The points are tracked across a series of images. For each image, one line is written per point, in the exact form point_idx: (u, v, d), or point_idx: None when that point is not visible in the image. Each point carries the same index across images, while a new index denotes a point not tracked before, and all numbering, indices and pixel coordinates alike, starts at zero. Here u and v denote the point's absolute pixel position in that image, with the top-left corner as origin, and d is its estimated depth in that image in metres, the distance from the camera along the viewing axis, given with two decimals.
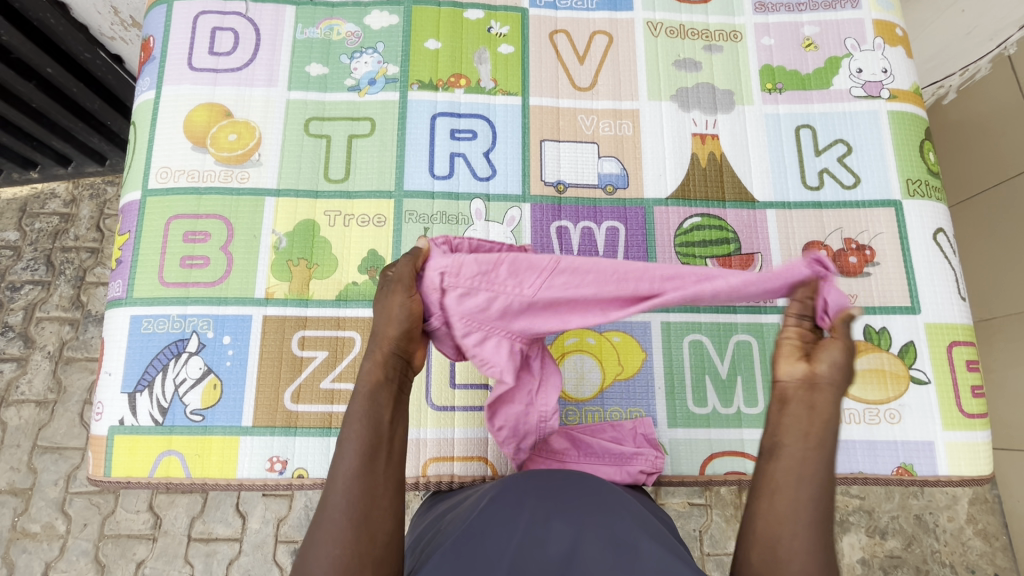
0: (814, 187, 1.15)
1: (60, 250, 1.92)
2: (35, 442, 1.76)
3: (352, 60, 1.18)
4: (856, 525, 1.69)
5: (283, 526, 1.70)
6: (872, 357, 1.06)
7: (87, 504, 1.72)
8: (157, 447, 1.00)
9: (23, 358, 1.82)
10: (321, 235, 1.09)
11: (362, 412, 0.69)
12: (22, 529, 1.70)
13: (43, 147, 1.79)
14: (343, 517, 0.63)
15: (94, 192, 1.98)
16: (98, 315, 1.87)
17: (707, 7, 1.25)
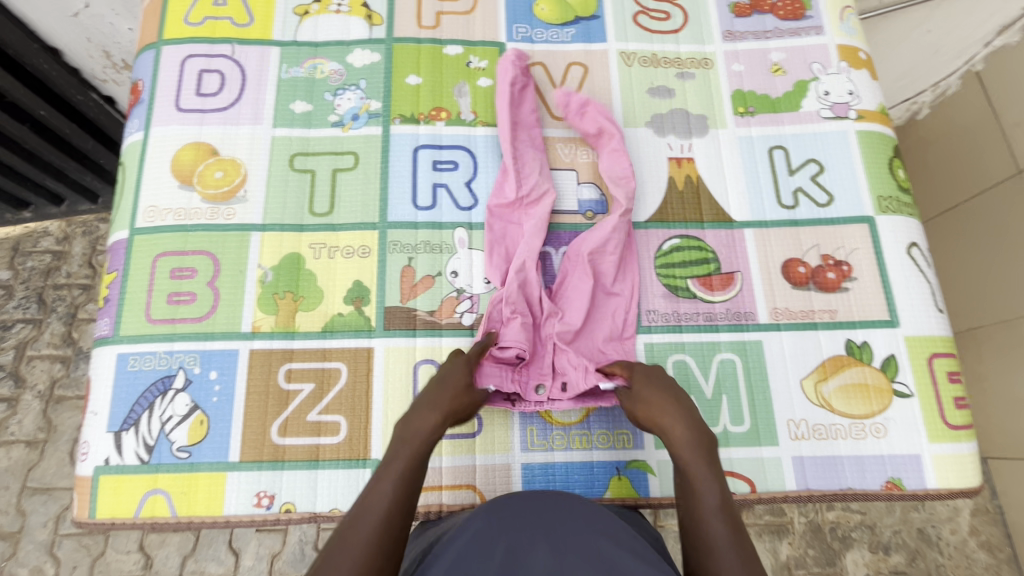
0: (789, 206, 1.17)
1: (52, 288, 1.93)
2: (24, 483, 1.74)
3: (335, 97, 1.21)
4: (859, 540, 1.67)
5: (277, 562, 1.67)
6: (854, 371, 1.07)
7: (77, 546, 1.69)
8: (143, 486, 0.99)
9: (13, 398, 1.81)
10: (307, 268, 1.10)
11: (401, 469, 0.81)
12: (9, 574, 1.66)
13: (37, 187, 1.81)
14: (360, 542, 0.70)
15: (87, 230, 2.00)
16: (90, 352, 1.87)
17: (678, 37, 1.29)
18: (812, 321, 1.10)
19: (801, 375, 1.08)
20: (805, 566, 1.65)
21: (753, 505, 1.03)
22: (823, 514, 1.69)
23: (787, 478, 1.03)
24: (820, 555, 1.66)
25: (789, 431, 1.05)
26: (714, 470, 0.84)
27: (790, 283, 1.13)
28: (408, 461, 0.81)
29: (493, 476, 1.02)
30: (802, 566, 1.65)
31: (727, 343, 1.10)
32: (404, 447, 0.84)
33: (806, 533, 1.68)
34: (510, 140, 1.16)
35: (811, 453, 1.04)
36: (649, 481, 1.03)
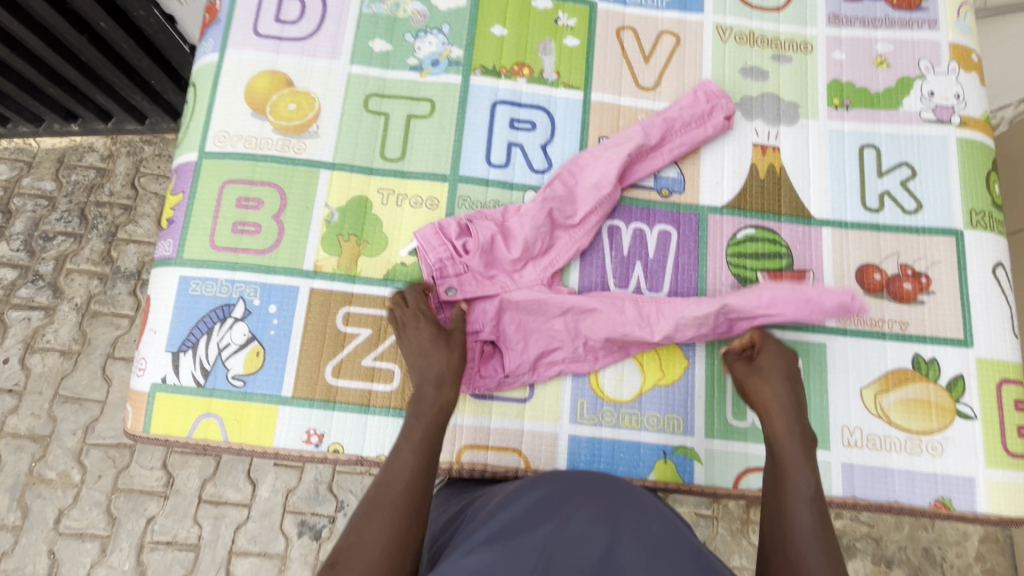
0: (874, 208, 1.12)
1: (94, 204, 1.94)
2: (56, 391, 1.79)
3: (416, 39, 1.17)
4: (862, 551, 1.68)
5: (292, 497, 1.73)
6: (918, 386, 1.04)
7: (103, 456, 1.75)
8: (198, 408, 1.00)
9: (51, 308, 1.85)
10: (373, 213, 1.08)
11: (403, 486, 0.78)
12: (38, 475, 1.73)
13: (87, 101, 1.81)
14: (368, 556, 0.71)
15: (131, 150, 2.00)
16: (127, 272, 1.89)
17: (779, 15, 1.22)
18: (881, 331, 1.07)
19: (862, 383, 1.05)
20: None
21: None
22: (830, 521, 1.69)
23: (834, 483, 1.02)
24: None
25: (842, 437, 1.03)
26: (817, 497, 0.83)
27: (863, 288, 1.09)
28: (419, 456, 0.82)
29: (539, 443, 1.02)
30: None
31: (789, 341, 1.07)
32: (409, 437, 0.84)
33: None
34: (603, 149, 1.10)
35: (861, 462, 1.02)
36: (694, 468, 1.02)
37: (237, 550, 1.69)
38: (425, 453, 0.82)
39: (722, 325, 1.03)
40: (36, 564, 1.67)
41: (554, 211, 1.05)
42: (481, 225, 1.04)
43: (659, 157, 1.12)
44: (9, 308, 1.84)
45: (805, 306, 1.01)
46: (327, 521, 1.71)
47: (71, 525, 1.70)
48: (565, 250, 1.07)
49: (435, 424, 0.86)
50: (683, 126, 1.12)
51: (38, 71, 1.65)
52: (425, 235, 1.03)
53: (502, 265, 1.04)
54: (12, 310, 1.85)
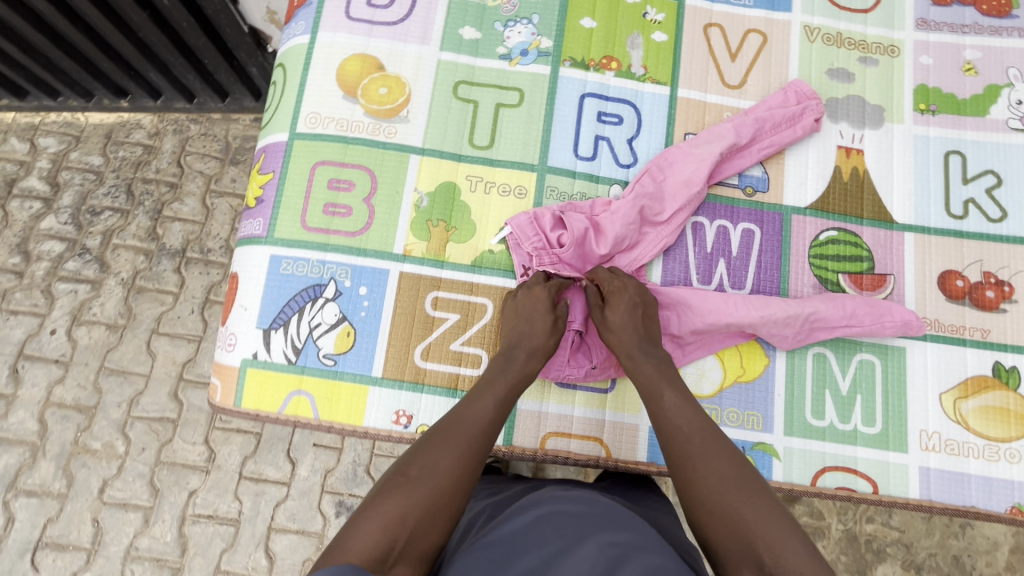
0: (957, 215, 1.13)
1: (141, 180, 1.96)
2: (102, 362, 1.82)
3: (505, 28, 1.17)
4: (892, 556, 1.67)
5: (330, 477, 1.75)
6: (998, 394, 1.05)
7: (146, 430, 1.78)
8: (289, 385, 1.02)
9: (97, 281, 1.88)
10: (461, 199, 1.09)
11: (478, 428, 0.86)
12: (83, 445, 1.76)
13: (139, 78, 1.88)
14: (435, 480, 0.78)
15: (177, 128, 2.00)
16: (172, 250, 1.91)
17: (867, 17, 1.21)
18: (962, 337, 1.08)
19: (941, 389, 1.06)
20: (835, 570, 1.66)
21: (872, 505, 1.03)
22: (861, 524, 1.68)
23: (910, 486, 1.03)
24: (852, 562, 1.67)
25: (920, 441, 1.04)
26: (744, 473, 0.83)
27: (945, 294, 1.09)
28: (495, 403, 0.90)
29: (621, 433, 1.03)
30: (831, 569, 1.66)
31: (868, 344, 1.08)
32: (492, 387, 0.92)
33: (841, 540, 1.68)
34: (691, 148, 1.10)
35: (939, 466, 1.03)
36: (773, 465, 1.03)
37: (276, 526, 1.72)
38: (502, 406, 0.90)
39: (804, 332, 1.04)
40: (80, 532, 1.71)
41: (644, 208, 1.06)
42: (574, 217, 1.03)
43: (747, 157, 1.12)
44: (57, 280, 1.87)
45: (880, 319, 1.05)
46: None
47: (115, 495, 1.73)
48: (652, 248, 1.07)
49: (516, 385, 0.93)
50: (773, 126, 1.12)
51: (96, 46, 1.72)
52: (519, 224, 1.05)
53: (591, 258, 1.05)
54: (60, 282, 1.88)
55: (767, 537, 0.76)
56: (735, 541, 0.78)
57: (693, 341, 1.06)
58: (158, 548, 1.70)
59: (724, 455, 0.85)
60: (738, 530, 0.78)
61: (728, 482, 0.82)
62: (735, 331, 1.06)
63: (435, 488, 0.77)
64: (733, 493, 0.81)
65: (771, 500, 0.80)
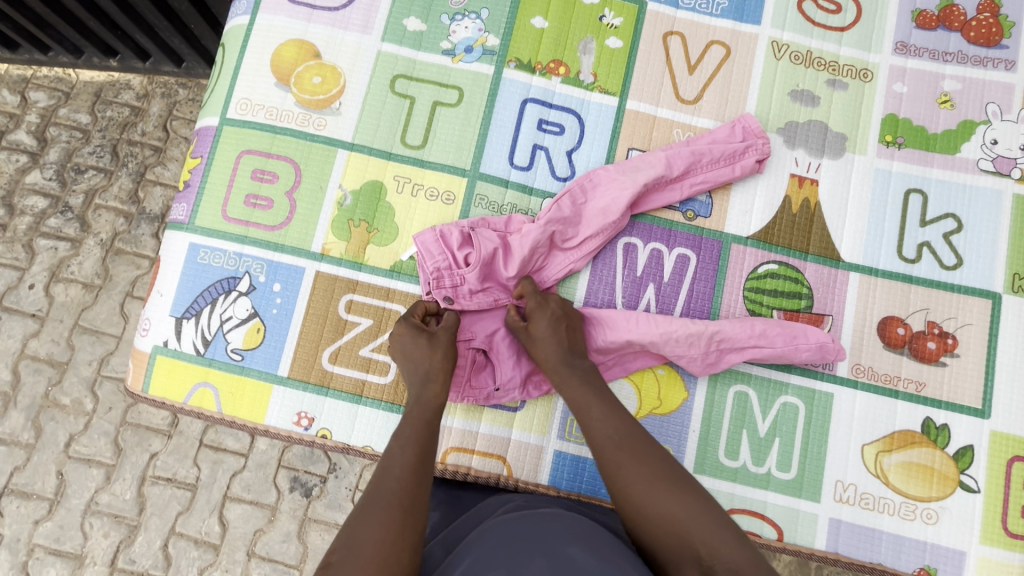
0: (909, 259, 1.06)
1: (126, 142, 1.95)
2: (76, 321, 1.84)
3: (452, 22, 1.12)
4: None
5: (287, 453, 1.76)
6: (923, 452, 1.00)
7: (115, 390, 1.80)
8: (195, 376, 1.02)
9: (77, 240, 1.89)
10: (386, 201, 1.06)
11: (397, 479, 0.78)
12: (53, 399, 1.79)
13: (126, 39, 1.83)
14: (366, 555, 0.69)
15: (166, 91, 1.98)
16: (152, 215, 1.91)
17: (842, 36, 1.13)
18: (894, 389, 1.02)
19: (865, 440, 1.01)
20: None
21: (776, 552, 1.00)
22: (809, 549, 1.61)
23: (818, 536, 0.99)
24: None
25: (834, 492, 1.00)
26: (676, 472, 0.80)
27: (883, 341, 1.04)
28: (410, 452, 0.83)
29: (525, 454, 1.01)
30: None
31: (794, 386, 1.03)
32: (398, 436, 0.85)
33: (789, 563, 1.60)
34: (617, 173, 1.04)
35: (850, 520, 0.99)
36: None
37: (231, 495, 1.74)
38: (417, 447, 0.83)
39: (713, 355, 1.00)
40: (44, 482, 1.75)
41: (557, 232, 1.01)
42: (483, 236, 1.01)
43: (677, 190, 1.06)
44: (38, 236, 1.88)
45: (793, 342, 0.99)
46: (318, 482, 1.75)
47: (81, 451, 1.76)
48: (561, 270, 1.03)
49: (421, 423, 0.87)
50: (712, 161, 1.05)
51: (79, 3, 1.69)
52: (424, 242, 1.01)
53: (500, 280, 1.02)
54: (41, 238, 1.89)
55: (702, 535, 0.74)
56: (674, 543, 0.75)
57: (603, 366, 1.02)
58: (117, 505, 1.73)
59: (654, 460, 0.81)
60: (674, 531, 0.75)
61: (665, 484, 0.78)
62: (645, 351, 1.02)
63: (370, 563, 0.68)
64: (664, 495, 0.77)
65: (704, 497, 0.78)
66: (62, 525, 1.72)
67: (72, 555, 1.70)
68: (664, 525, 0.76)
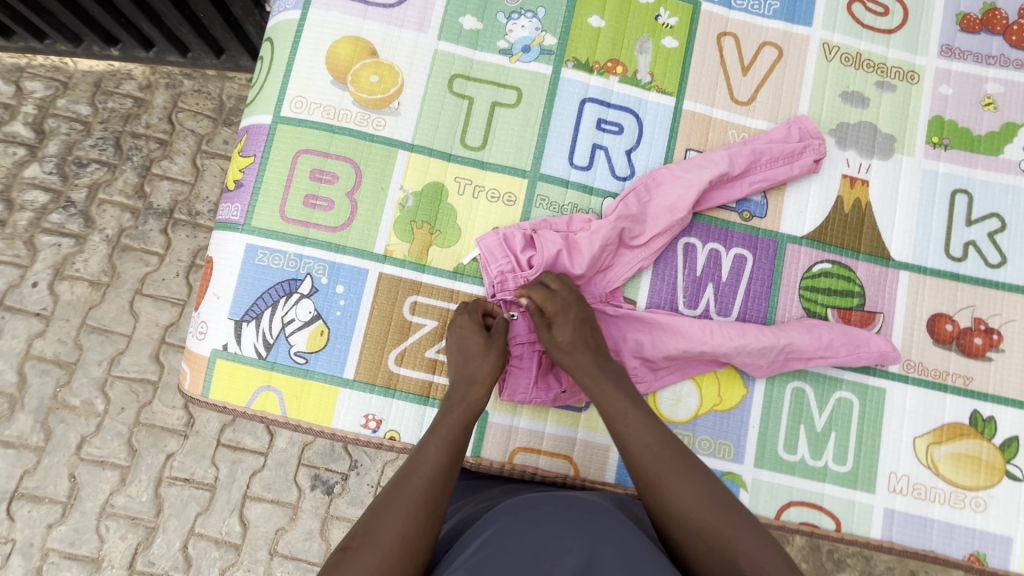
0: (956, 257, 1.10)
1: (130, 134, 1.79)
2: (83, 320, 1.69)
3: (508, 21, 1.10)
4: (852, 566, 1.60)
5: (308, 451, 1.67)
6: (971, 443, 1.04)
7: (127, 389, 1.68)
8: (257, 380, 1.00)
9: (81, 236, 1.73)
10: (448, 202, 1.05)
11: (422, 475, 0.77)
12: (62, 400, 1.66)
13: (131, 27, 1.72)
14: (383, 548, 0.69)
15: (171, 82, 1.84)
16: (160, 210, 1.76)
17: (890, 39, 1.15)
18: (943, 383, 1.06)
19: (916, 433, 1.05)
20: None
21: (833, 542, 1.04)
22: None
23: (873, 526, 1.03)
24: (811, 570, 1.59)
25: (888, 483, 1.04)
26: (711, 483, 0.78)
27: (933, 337, 1.08)
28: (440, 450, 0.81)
29: (592, 452, 1.02)
30: None
31: (849, 382, 1.06)
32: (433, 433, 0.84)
33: (803, 547, 1.61)
34: (679, 172, 1.05)
35: (903, 509, 1.04)
36: (739, 494, 1.03)
37: (252, 495, 1.64)
38: (447, 449, 0.81)
39: (779, 363, 1.02)
40: (56, 486, 1.62)
41: (623, 230, 1.02)
42: (547, 238, 1.00)
43: (737, 188, 1.07)
44: (40, 232, 1.72)
45: (856, 350, 1.02)
46: (340, 479, 1.66)
47: (93, 452, 1.64)
48: (626, 269, 1.04)
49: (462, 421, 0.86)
50: (770, 161, 1.07)
51: None
52: (488, 244, 1.02)
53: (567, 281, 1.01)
54: (42, 235, 1.72)
55: (743, 549, 0.71)
56: (716, 561, 0.72)
57: (667, 366, 1.04)
58: (133, 507, 1.62)
59: (689, 470, 0.79)
60: (715, 544, 0.73)
61: (702, 496, 0.76)
62: (709, 358, 1.03)
63: (383, 560, 0.67)
64: (713, 515, 0.74)
65: (742, 512, 0.76)
66: (76, 528, 1.60)
67: (88, 559, 1.59)
68: (704, 538, 0.74)
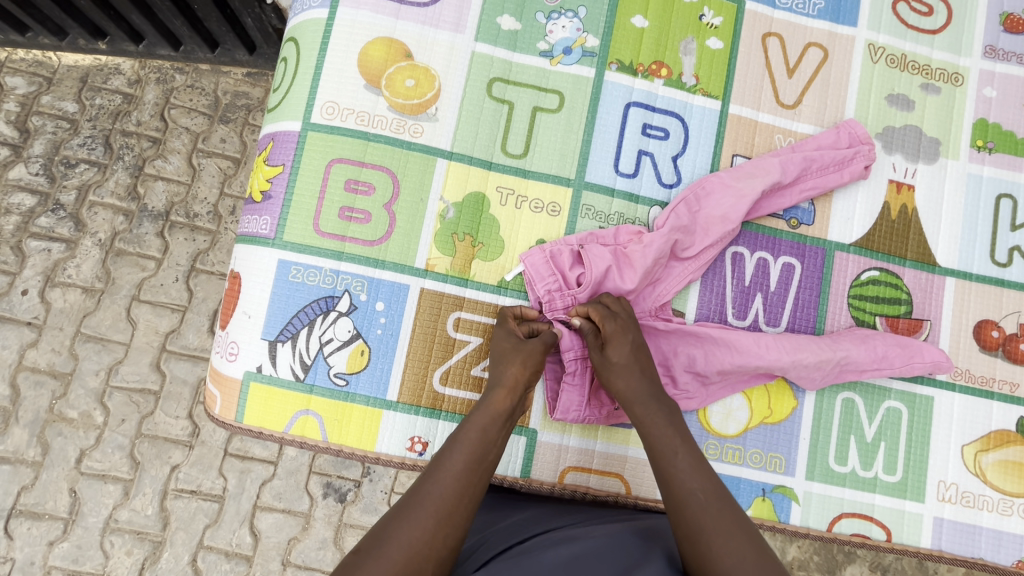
0: (1001, 263, 1.09)
1: (120, 133, 1.67)
2: (78, 329, 1.58)
3: (548, 20, 1.05)
4: (861, 557, 1.57)
5: (319, 459, 1.58)
6: (1018, 450, 1.04)
7: (126, 401, 1.56)
8: (295, 404, 0.95)
9: (71, 241, 1.61)
10: (490, 212, 1.01)
11: (445, 487, 0.76)
12: (58, 413, 1.55)
13: (120, 19, 1.60)
14: (394, 556, 0.69)
15: (161, 77, 1.71)
16: (156, 212, 1.64)
17: (934, 39, 1.13)
18: (990, 390, 1.06)
19: (964, 441, 1.05)
20: (806, 570, 1.55)
21: (883, 552, 1.03)
22: None
23: (923, 535, 1.03)
24: (823, 563, 1.56)
25: (937, 491, 1.04)
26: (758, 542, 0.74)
27: (979, 344, 1.07)
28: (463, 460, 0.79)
29: (643, 470, 1.00)
30: (802, 568, 1.56)
31: (897, 391, 1.05)
32: (459, 439, 0.82)
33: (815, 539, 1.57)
34: (729, 181, 1.02)
35: (953, 517, 1.03)
36: (791, 508, 1.02)
37: (261, 504, 1.55)
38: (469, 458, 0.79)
39: (833, 375, 1.00)
40: (56, 501, 1.51)
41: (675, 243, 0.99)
42: (595, 253, 0.97)
43: (787, 196, 1.04)
44: (28, 237, 1.61)
45: (910, 360, 1.01)
46: (353, 486, 1.57)
47: (93, 467, 1.53)
48: (676, 283, 1.01)
49: (486, 427, 0.83)
50: (820, 169, 1.04)
51: None
52: (534, 261, 0.98)
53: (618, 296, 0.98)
54: (30, 240, 1.61)
55: None
56: None
57: (719, 380, 1.01)
58: (139, 521, 1.52)
59: (736, 525, 0.75)
60: None
61: (743, 552, 0.72)
62: (762, 372, 1.01)
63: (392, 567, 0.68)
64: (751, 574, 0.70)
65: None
66: (79, 545, 1.50)
67: None
68: None
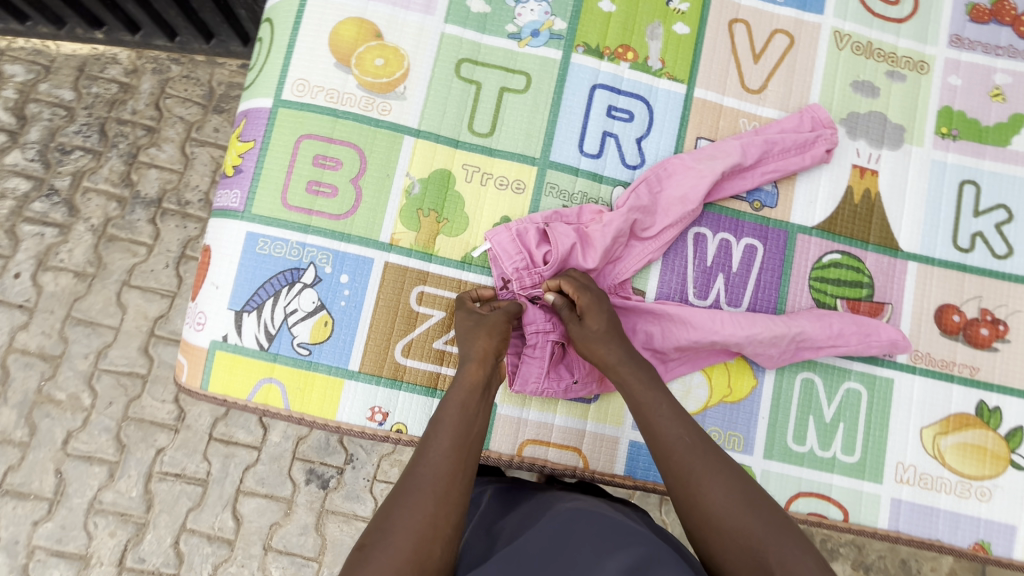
0: (964, 248, 1.10)
1: (115, 120, 1.70)
2: (69, 312, 1.61)
3: (517, 4, 1.08)
4: (845, 556, 1.54)
5: (303, 446, 1.60)
6: (977, 433, 1.05)
7: (114, 383, 1.58)
8: (259, 372, 0.97)
9: (64, 226, 1.64)
10: (455, 189, 1.03)
11: (437, 464, 0.74)
12: (46, 394, 1.57)
13: (117, 9, 1.64)
14: (399, 546, 0.67)
15: (157, 68, 1.74)
16: (148, 199, 1.67)
17: (900, 28, 1.15)
18: (950, 373, 1.07)
19: (923, 423, 1.05)
20: None
21: (841, 532, 1.04)
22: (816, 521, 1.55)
23: (880, 515, 1.03)
24: None
25: (895, 473, 1.04)
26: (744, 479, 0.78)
27: (940, 328, 1.08)
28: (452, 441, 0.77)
29: (600, 445, 1.01)
30: None
31: (857, 372, 1.06)
32: (443, 418, 0.80)
33: None
34: (690, 163, 1.03)
35: (910, 499, 1.04)
36: None
37: (244, 489, 1.56)
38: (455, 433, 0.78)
39: (790, 353, 1.01)
40: (42, 482, 1.53)
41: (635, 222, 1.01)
42: (559, 231, 0.98)
43: (748, 179, 1.06)
44: (22, 222, 1.63)
45: (867, 338, 1.02)
46: (336, 473, 1.59)
47: (80, 448, 1.55)
48: (637, 261, 1.03)
49: (468, 402, 0.82)
50: (782, 152, 1.06)
51: None
52: (499, 239, 0.99)
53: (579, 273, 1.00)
54: (24, 224, 1.64)
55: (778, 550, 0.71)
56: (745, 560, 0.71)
57: (677, 357, 1.03)
58: (123, 503, 1.53)
59: (725, 467, 0.78)
60: (745, 541, 0.72)
61: (735, 493, 0.76)
62: (721, 349, 1.03)
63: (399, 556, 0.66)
64: (746, 514, 0.74)
65: (778, 512, 0.75)
66: (63, 525, 1.52)
67: (75, 556, 1.50)
68: (734, 535, 0.73)
